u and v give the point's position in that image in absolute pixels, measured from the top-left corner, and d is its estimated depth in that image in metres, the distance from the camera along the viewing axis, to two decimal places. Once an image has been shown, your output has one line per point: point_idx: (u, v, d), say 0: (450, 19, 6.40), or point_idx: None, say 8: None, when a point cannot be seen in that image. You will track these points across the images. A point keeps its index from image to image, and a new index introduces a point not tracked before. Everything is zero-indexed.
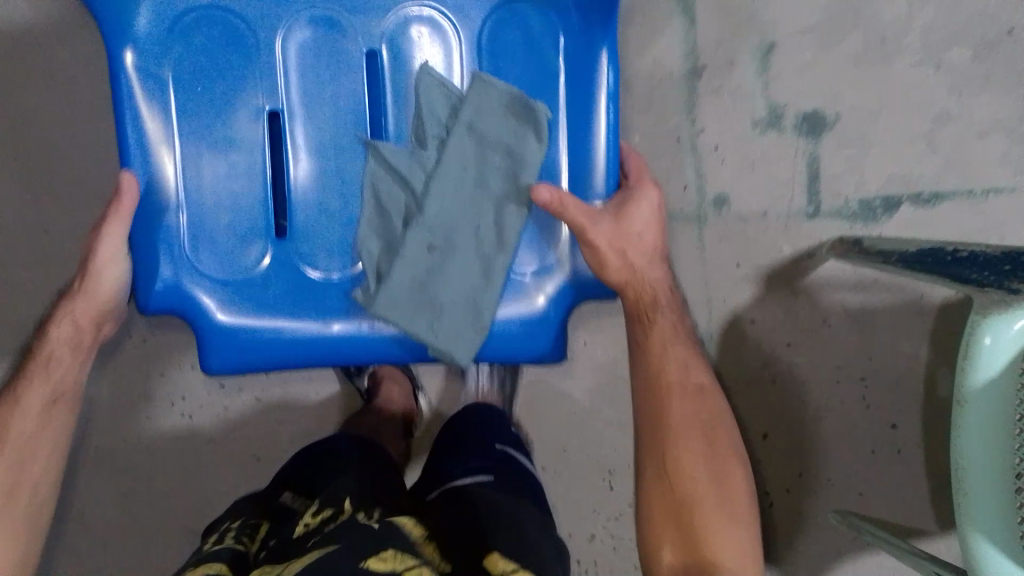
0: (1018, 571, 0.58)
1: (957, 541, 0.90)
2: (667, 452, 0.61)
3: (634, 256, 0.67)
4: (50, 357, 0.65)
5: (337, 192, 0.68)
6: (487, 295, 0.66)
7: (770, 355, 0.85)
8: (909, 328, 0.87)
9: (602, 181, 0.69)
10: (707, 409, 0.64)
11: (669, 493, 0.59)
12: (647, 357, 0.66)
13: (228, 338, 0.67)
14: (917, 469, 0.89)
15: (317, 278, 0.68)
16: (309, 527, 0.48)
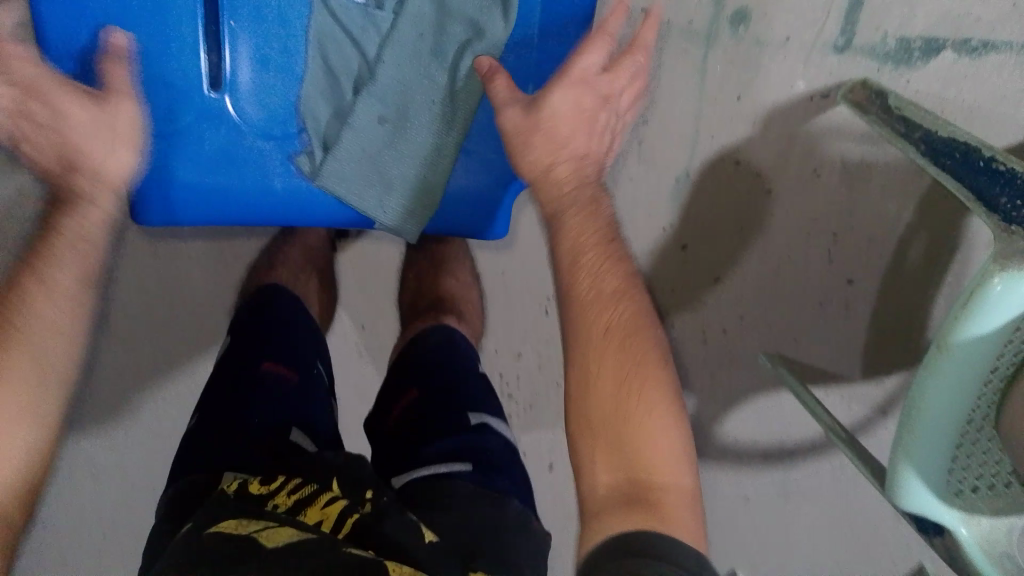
0: (931, 495, 0.63)
1: (873, 390, 0.90)
2: (592, 417, 0.54)
3: (562, 129, 0.59)
4: (75, 223, 0.59)
5: (273, 44, 0.63)
6: (437, 174, 0.67)
7: (747, 200, 0.76)
8: (903, 187, 0.77)
9: (536, 83, 0.65)
10: (636, 358, 0.56)
11: (608, 460, 0.53)
12: (580, 316, 0.56)
13: (158, 191, 0.65)
14: (859, 324, 0.85)
15: (252, 141, 0.65)
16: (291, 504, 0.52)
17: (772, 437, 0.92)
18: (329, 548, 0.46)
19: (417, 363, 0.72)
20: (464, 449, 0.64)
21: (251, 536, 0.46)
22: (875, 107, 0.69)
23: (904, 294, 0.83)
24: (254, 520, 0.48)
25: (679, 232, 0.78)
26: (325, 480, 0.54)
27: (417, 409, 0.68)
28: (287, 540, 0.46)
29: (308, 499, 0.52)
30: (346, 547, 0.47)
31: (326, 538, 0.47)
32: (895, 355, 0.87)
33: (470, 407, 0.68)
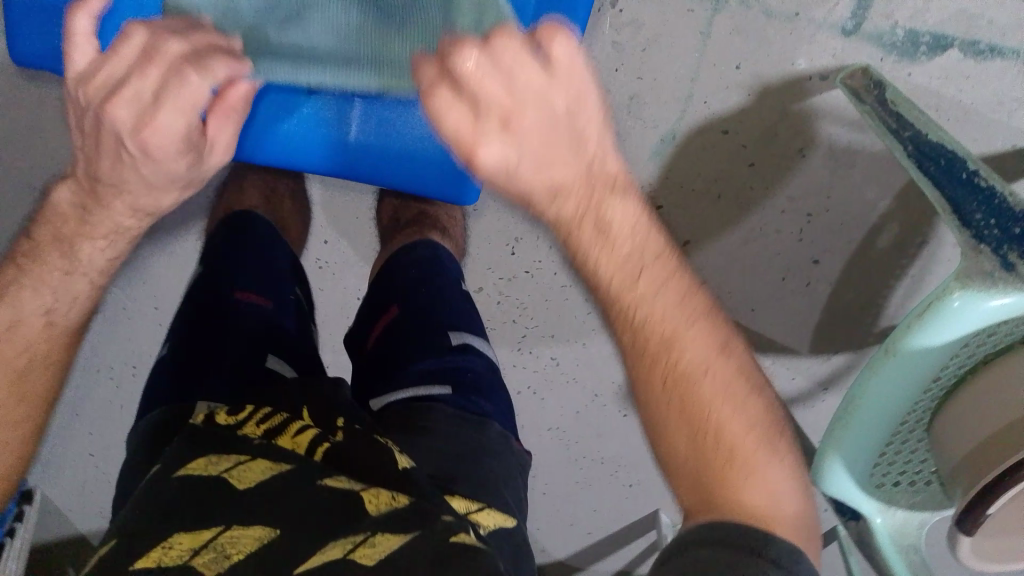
0: (850, 482, 0.65)
1: (817, 363, 0.92)
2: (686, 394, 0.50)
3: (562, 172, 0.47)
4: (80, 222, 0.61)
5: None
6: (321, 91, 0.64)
7: (727, 170, 0.75)
8: (884, 177, 0.76)
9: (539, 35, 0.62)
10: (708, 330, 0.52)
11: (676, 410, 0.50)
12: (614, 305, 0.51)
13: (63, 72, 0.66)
14: (816, 301, 0.86)
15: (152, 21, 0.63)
16: (260, 430, 0.53)
17: None
18: (306, 480, 0.48)
19: (398, 285, 0.76)
20: (440, 373, 0.68)
21: (221, 477, 0.47)
22: (871, 96, 0.67)
23: (866, 279, 0.85)
24: (224, 458, 0.50)
25: (655, 192, 0.77)
26: (294, 412, 0.56)
27: (396, 328, 0.73)
28: (258, 479, 0.48)
29: (278, 429, 0.54)
30: (324, 477, 0.49)
31: (298, 470, 0.49)
32: (845, 333, 0.89)
33: (449, 327, 0.72)
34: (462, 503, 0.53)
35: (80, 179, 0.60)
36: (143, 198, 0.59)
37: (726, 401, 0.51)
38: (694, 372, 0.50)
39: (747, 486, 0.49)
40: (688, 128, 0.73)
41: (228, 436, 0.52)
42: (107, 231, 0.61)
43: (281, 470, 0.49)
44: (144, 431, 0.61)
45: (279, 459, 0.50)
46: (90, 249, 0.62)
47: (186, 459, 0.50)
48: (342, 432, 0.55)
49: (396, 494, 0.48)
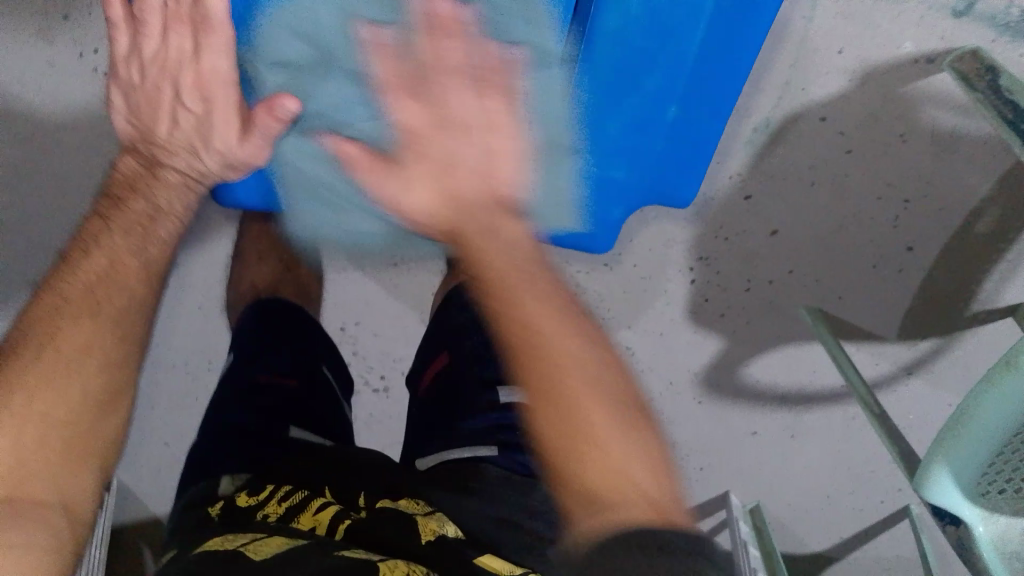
0: (954, 488, 0.62)
1: (903, 347, 0.89)
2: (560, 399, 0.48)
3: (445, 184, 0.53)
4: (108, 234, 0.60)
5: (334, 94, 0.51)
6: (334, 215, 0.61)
7: (824, 158, 0.71)
8: (987, 159, 0.72)
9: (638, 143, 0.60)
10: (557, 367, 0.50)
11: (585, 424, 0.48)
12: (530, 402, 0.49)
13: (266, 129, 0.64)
14: (906, 288, 0.83)
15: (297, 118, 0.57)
16: (275, 517, 0.50)
17: (796, 380, 0.91)
18: (321, 550, 0.45)
19: (451, 323, 0.67)
20: (499, 427, 0.57)
21: (237, 550, 0.45)
22: (983, 83, 0.62)
23: (960, 266, 0.81)
24: (240, 534, 0.47)
25: (746, 180, 0.73)
26: (317, 488, 0.54)
27: (443, 380, 0.65)
28: (272, 551, 0.44)
29: (301, 504, 0.51)
30: (340, 550, 0.45)
31: (315, 544, 0.46)
32: (934, 317, 0.85)
33: (501, 382, 0.61)
34: (505, 563, 0.46)
35: (136, 151, 0.62)
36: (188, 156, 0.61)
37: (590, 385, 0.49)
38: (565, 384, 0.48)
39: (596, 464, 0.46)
40: (784, 116, 0.69)
41: (250, 515, 0.50)
42: (141, 212, 0.62)
43: (295, 545, 0.45)
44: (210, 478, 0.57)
45: (294, 536, 0.47)
46: (123, 241, 0.61)
47: (205, 538, 0.48)
48: (362, 508, 0.51)
49: (416, 567, 0.44)
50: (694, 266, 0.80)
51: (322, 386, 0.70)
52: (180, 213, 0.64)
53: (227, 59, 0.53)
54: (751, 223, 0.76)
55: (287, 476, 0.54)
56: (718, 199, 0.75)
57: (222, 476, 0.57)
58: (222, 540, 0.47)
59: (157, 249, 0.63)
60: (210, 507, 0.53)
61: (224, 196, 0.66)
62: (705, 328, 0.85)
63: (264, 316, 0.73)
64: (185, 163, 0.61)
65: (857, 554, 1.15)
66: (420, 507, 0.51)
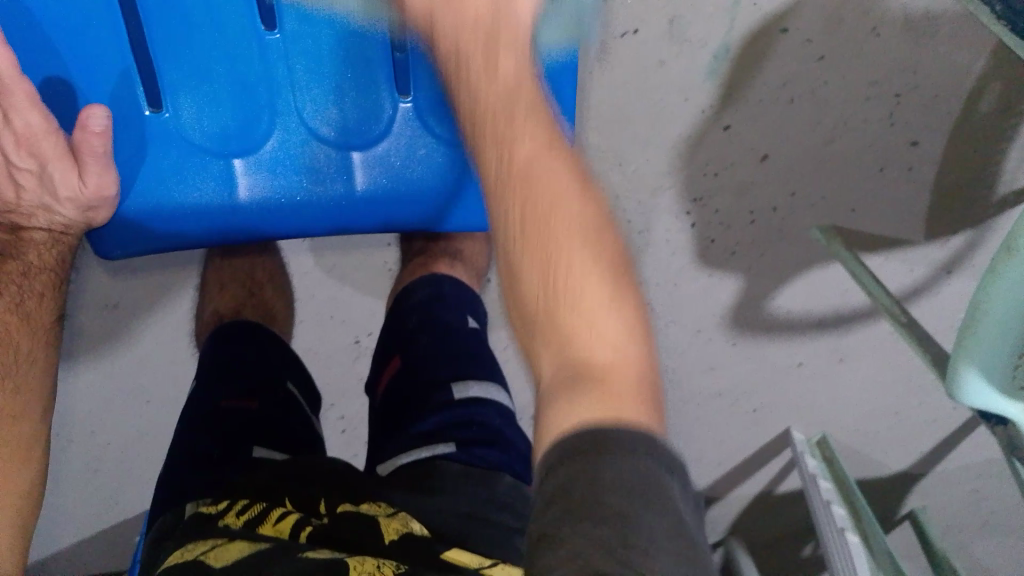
0: (992, 395, 0.57)
1: (934, 249, 0.85)
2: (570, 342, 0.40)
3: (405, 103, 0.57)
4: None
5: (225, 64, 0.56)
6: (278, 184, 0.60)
7: (796, 71, 0.68)
8: (971, 35, 0.67)
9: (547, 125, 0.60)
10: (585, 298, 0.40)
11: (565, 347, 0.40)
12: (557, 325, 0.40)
13: (134, 223, 0.59)
14: (921, 183, 0.79)
15: (194, 138, 0.57)
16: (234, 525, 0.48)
17: (828, 304, 0.88)
18: (280, 553, 0.44)
19: (404, 332, 0.66)
20: (451, 428, 0.57)
21: (196, 561, 0.43)
22: None
23: (976, 150, 0.76)
24: (200, 543, 0.46)
25: (719, 111, 0.70)
26: (277, 497, 0.51)
27: (404, 381, 0.63)
28: (232, 557, 0.43)
29: (259, 518, 0.48)
30: (302, 551, 0.44)
31: (279, 547, 0.45)
32: (958, 209, 0.82)
33: (454, 378, 0.61)
34: (472, 556, 0.45)
35: None
36: (60, 210, 0.59)
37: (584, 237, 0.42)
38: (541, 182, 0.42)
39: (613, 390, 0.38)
40: (740, 38, 0.65)
41: (209, 524, 0.48)
42: (14, 269, 0.60)
43: (257, 548, 0.44)
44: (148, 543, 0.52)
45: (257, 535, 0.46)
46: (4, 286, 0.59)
47: (169, 557, 0.46)
48: (322, 513, 0.49)
49: (387, 561, 0.43)
50: (689, 210, 0.76)
51: (287, 403, 0.66)
52: (57, 265, 0.62)
53: (36, 112, 0.53)
54: (734, 153, 0.73)
55: (252, 488, 0.52)
56: (692, 134, 0.71)
57: (183, 504, 0.53)
58: (175, 556, 0.45)
59: (35, 302, 0.61)
60: (171, 531, 0.51)
61: (102, 246, 0.61)
62: (718, 270, 0.82)
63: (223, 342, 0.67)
64: (46, 218, 0.61)
65: (944, 463, 1.11)
66: (382, 508, 0.49)
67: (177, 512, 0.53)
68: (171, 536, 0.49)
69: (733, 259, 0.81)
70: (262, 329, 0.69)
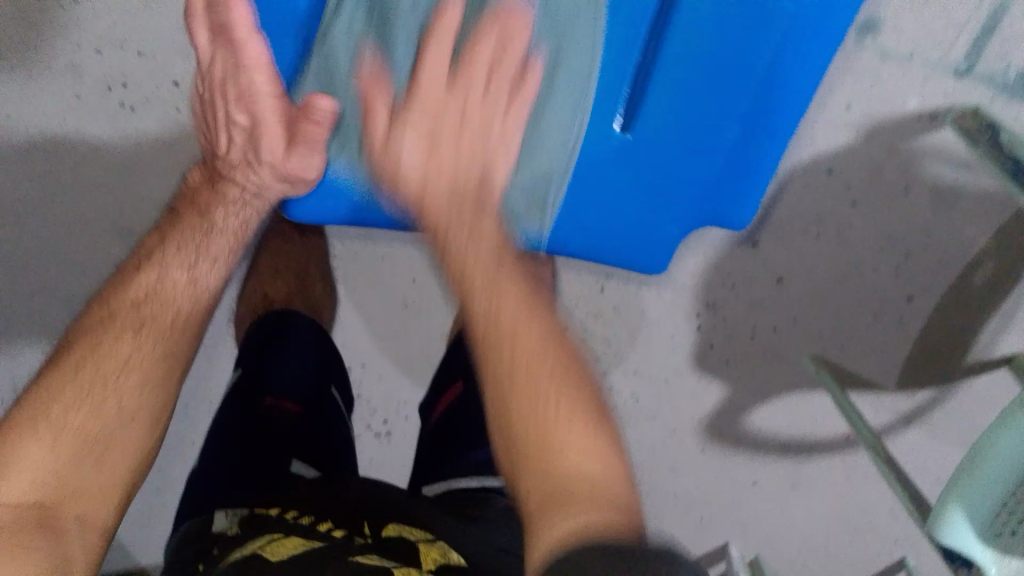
0: (965, 533, 0.64)
1: (901, 398, 0.91)
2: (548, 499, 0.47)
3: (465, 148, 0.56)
4: (159, 282, 0.63)
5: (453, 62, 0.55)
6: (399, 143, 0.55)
7: (828, 209, 0.74)
8: (983, 213, 0.73)
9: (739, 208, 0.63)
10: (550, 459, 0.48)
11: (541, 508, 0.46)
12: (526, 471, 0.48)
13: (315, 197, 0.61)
14: (907, 336, 0.85)
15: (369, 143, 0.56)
16: (292, 524, 0.53)
17: (797, 430, 0.92)
18: (338, 555, 0.48)
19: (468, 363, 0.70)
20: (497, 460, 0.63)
21: (255, 552, 0.49)
22: (984, 138, 0.66)
23: (959, 316, 0.83)
24: (259, 538, 0.51)
25: (751, 230, 0.76)
26: (327, 510, 0.55)
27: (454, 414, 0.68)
28: (288, 552, 0.48)
29: (310, 524, 0.53)
30: (356, 555, 0.49)
31: (332, 548, 0.50)
32: (933, 370, 0.87)
33: None
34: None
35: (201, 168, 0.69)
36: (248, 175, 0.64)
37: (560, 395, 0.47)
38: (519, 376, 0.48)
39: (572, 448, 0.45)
40: (789, 167, 0.72)
41: (264, 523, 0.54)
42: (194, 223, 0.66)
43: (312, 546, 0.50)
44: (182, 538, 0.57)
45: (310, 537, 0.51)
46: (181, 268, 0.64)
47: (227, 547, 0.52)
48: (367, 533, 0.53)
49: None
50: (700, 312, 0.81)
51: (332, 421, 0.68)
52: (238, 231, 0.67)
53: (267, 75, 0.56)
54: (754, 271, 0.78)
55: (299, 500, 0.56)
56: (726, 245, 0.77)
57: (215, 512, 0.58)
58: (237, 548, 0.51)
59: (196, 267, 0.65)
60: (221, 533, 0.55)
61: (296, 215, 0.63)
62: (710, 375, 0.86)
63: (264, 330, 0.69)
64: (242, 175, 0.64)
65: None
66: (424, 534, 0.53)
67: (229, 514, 0.57)
68: (227, 535, 0.54)
69: (725, 369, 0.85)
70: (299, 318, 0.70)
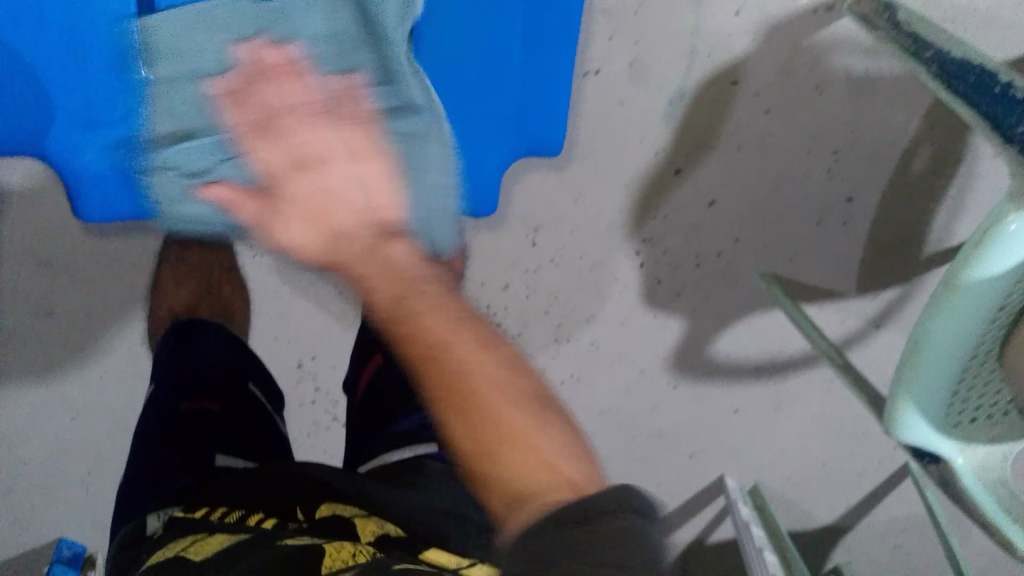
0: (921, 425, 0.63)
1: (866, 302, 0.88)
2: (466, 416, 0.43)
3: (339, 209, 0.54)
4: None
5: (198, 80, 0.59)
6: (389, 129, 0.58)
7: (742, 120, 0.72)
8: (905, 97, 0.72)
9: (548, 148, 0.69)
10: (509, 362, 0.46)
11: (461, 418, 0.43)
12: (476, 422, 0.42)
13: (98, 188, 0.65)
14: (855, 239, 0.83)
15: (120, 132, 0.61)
16: (222, 522, 0.52)
17: (765, 349, 0.91)
18: (263, 542, 0.47)
19: None
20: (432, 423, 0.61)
21: (180, 555, 0.47)
22: (882, 19, 0.64)
23: (905, 208, 0.80)
24: (183, 539, 0.50)
25: (671, 155, 0.74)
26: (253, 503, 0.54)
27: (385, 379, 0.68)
28: (215, 549, 0.47)
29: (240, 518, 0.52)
30: (281, 539, 0.48)
31: (258, 537, 0.49)
32: (890, 266, 0.85)
33: None
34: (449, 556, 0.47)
35: None
36: None
37: (499, 389, 0.44)
38: (464, 369, 0.44)
39: (534, 442, 0.42)
40: (694, 86, 0.70)
41: (189, 523, 0.52)
42: None
43: (237, 539, 0.48)
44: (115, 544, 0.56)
45: (238, 530, 0.50)
46: None
47: (151, 554, 0.50)
48: (303, 518, 0.53)
49: (363, 548, 0.46)
50: (639, 248, 0.80)
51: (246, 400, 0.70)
52: None
53: None
54: (683, 201, 0.77)
55: (222, 495, 0.55)
56: (647, 177, 0.76)
57: (146, 514, 0.57)
58: (161, 552, 0.49)
59: None
60: (144, 538, 0.53)
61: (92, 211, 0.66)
62: (664, 309, 0.85)
63: (178, 342, 0.72)
64: None
65: (869, 524, 1.12)
66: (354, 509, 0.53)
67: (151, 523, 0.55)
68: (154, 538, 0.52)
69: (677, 299, 0.84)
70: (207, 321, 0.75)
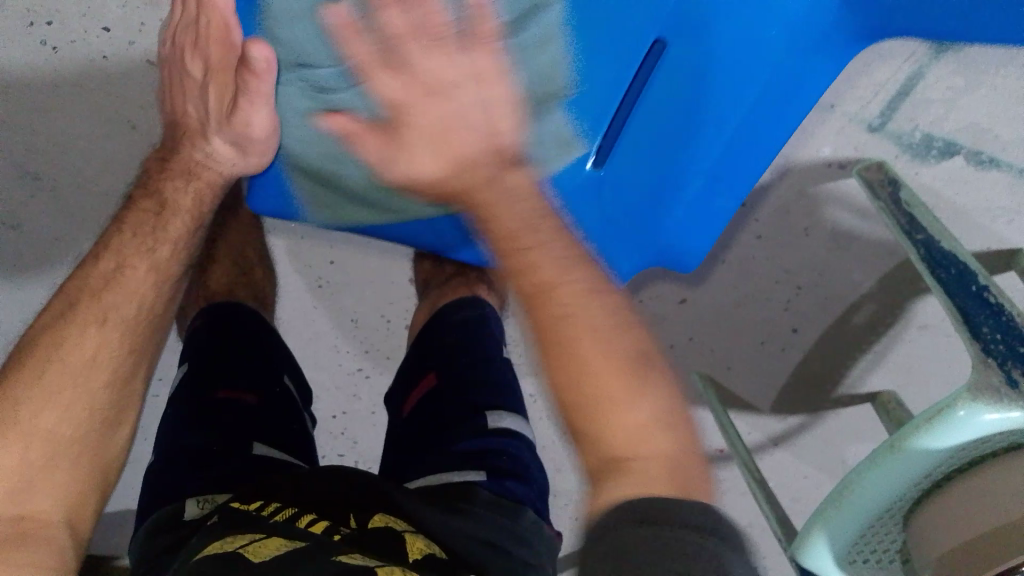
0: (824, 560, 0.68)
1: (777, 423, 0.95)
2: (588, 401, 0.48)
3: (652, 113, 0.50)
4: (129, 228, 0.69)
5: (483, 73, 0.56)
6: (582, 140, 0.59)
7: (734, 237, 0.80)
8: (870, 260, 0.80)
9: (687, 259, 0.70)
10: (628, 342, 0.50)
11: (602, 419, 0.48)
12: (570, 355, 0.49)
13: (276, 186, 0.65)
14: (788, 365, 0.90)
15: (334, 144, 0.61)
16: (280, 522, 0.53)
17: None
18: (323, 554, 0.48)
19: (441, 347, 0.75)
20: (480, 454, 0.64)
21: (238, 552, 0.48)
22: (885, 193, 0.71)
23: (835, 352, 0.88)
24: (240, 536, 0.51)
25: None
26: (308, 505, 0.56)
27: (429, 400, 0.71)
28: (272, 554, 0.48)
29: (292, 518, 0.54)
30: (339, 553, 0.48)
31: (316, 545, 0.49)
32: (806, 397, 0.93)
33: (490, 408, 0.69)
34: None
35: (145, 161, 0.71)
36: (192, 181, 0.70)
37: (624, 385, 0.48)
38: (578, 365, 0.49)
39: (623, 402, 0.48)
40: None
41: (242, 517, 0.54)
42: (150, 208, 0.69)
43: (294, 547, 0.49)
44: (149, 527, 0.61)
45: (295, 535, 0.51)
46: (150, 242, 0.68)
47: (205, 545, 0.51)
48: (354, 525, 0.54)
49: None
50: None
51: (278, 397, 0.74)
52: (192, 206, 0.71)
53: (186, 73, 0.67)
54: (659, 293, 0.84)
55: (260, 491, 0.58)
56: None
57: (185, 500, 0.62)
58: (219, 543, 0.51)
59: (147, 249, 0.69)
60: (198, 523, 0.58)
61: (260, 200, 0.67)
62: None
63: (218, 329, 0.77)
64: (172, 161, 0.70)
65: None
66: (404, 526, 0.55)
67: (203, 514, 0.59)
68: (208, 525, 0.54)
69: None
70: (242, 308, 0.79)
